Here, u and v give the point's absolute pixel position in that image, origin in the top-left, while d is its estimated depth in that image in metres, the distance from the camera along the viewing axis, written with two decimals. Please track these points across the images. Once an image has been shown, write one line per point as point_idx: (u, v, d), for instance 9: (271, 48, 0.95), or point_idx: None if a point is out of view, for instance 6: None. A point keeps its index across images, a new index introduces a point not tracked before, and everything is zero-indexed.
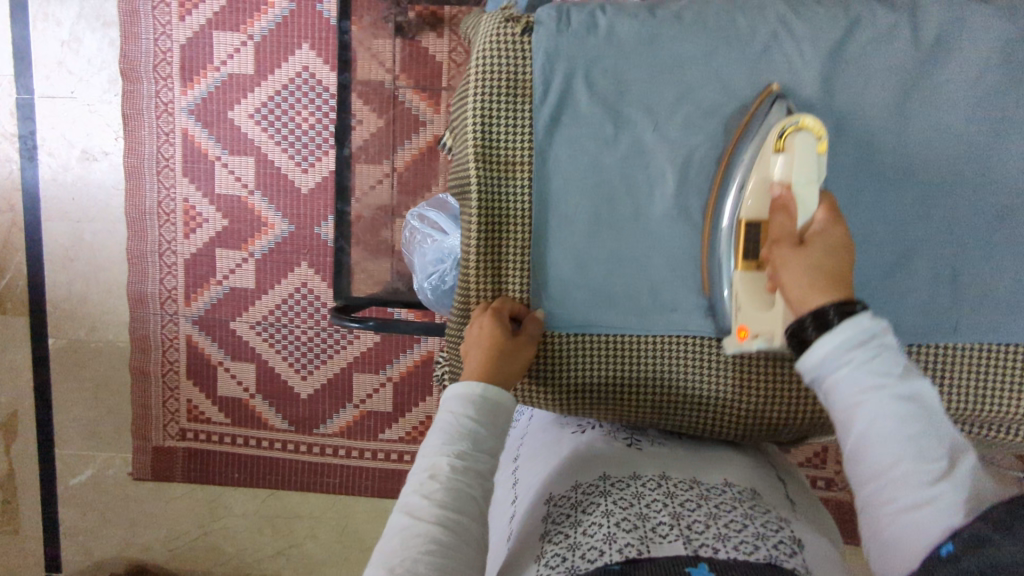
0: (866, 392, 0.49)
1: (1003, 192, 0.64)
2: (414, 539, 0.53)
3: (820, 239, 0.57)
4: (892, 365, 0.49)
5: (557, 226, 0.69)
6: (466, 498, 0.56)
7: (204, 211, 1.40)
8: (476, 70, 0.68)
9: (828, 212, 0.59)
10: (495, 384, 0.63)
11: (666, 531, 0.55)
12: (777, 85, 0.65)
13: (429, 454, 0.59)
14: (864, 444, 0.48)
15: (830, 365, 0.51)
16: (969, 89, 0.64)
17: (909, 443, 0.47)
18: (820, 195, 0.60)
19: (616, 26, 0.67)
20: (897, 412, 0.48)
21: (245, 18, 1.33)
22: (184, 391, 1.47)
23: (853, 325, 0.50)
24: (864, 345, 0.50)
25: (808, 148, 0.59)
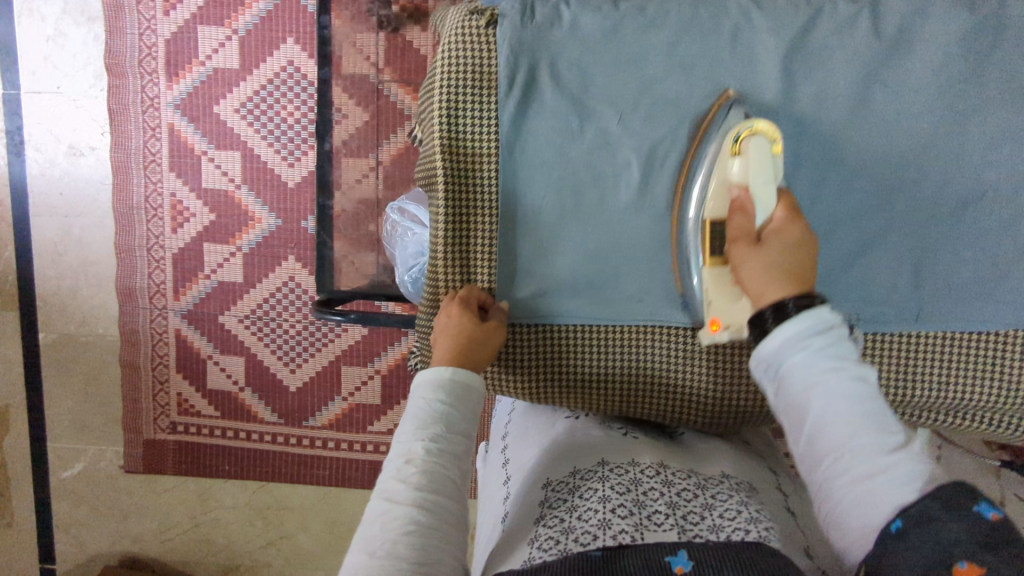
0: (822, 370, 0.50)
1: (964, 182, 0.65)
2: (393, 521, 0.53)
3: (778, 236, 0.60)
4: (845, 352, 0.51)
5: (523, 217, 0.69)
6: (441, 480, 0.57)
7: (191, 206, 1.41)
8: (442, 63, 0.68)
9: (785, 211, 0.61)
10: (462, 369, 0.64)
11: (662, 520, 0.53)
12: (733, 89, 0.66)
13: (404, 442, 0.59)
14: (825, 420, 0.49)
15: (785, 349, 0.52)
16: (930, 79, 0.64)
17: (864, 420, 0.48)
18: (777, 193, 0.62)
19: (579, 19, 0.67)
20: (852, 393, 0.49)
21: (229, 13, 1.33)
22: (173, 385, 1.48)
23: (809, 316, 0.52)
24: (820, 335, 0.52)
25: (762, 151, 0.61)
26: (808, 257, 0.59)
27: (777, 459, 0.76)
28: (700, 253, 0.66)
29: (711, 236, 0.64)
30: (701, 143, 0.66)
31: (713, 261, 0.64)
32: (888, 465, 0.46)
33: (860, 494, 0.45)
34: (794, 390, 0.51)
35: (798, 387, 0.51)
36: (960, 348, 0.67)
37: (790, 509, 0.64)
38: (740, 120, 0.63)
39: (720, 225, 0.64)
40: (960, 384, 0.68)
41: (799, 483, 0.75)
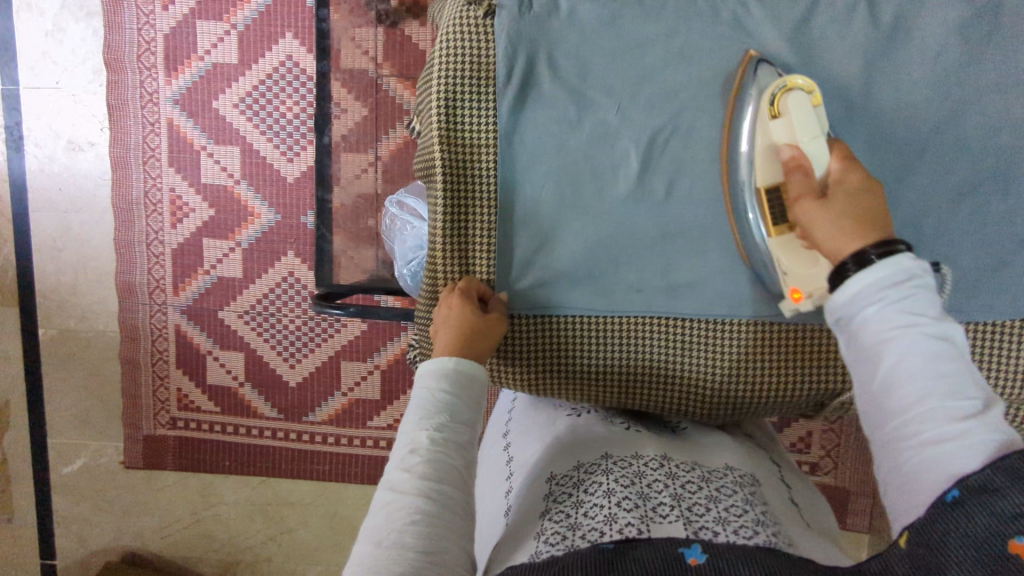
0: (903, 325, 0.48)
1: (963, 172, 0.65)
2: (398, 512, 0.54)
3: (843, 185, 0.57)
4: (930, 308, 0.49)
5: (522, 207, 0.69)
6: (446, 469, 0.57)
7: (190, 201, 1.41)
8: (441, 54, 0.68)
9: (841, 160, 0.59)
10: (465, 359, 0.64)
11: (667, 512, 0.53)
12: (754, 51, 0.65)
13: (408, 431, 0.59)
14: (900, 374, 0.47)
15: (862, 300, 0.50)
16: (928, 69, 0.64)
17: (943, 376, 0.46)
18: (830, 146, 0.60)
19: (577, 10, 0.68)
20: (933, 352, 0.46)
21: (228, 7, 1.33)
22: (173, 380, 1.48)
23: (890, 267, 0.50)
24: (901, 286, 0.49)
25: (803, 106, 0.60)
26: (876, 204, 0.57)
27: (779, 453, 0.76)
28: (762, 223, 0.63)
29: (771, 202, 0.62)
30: (735, 114, 0.65)
31: (777, 228, 0.61)
32: (964, 429, 0.43)
33: (927, 452, 0.44)
34: (868, 344, 0.49)
35: (872, 341, 0.49)
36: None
37: (792, 503, 0.64)
38: (771, 81, 0.62)
39: (777, 188, 0.61)
40: None
41: (802, 477, 0.75)
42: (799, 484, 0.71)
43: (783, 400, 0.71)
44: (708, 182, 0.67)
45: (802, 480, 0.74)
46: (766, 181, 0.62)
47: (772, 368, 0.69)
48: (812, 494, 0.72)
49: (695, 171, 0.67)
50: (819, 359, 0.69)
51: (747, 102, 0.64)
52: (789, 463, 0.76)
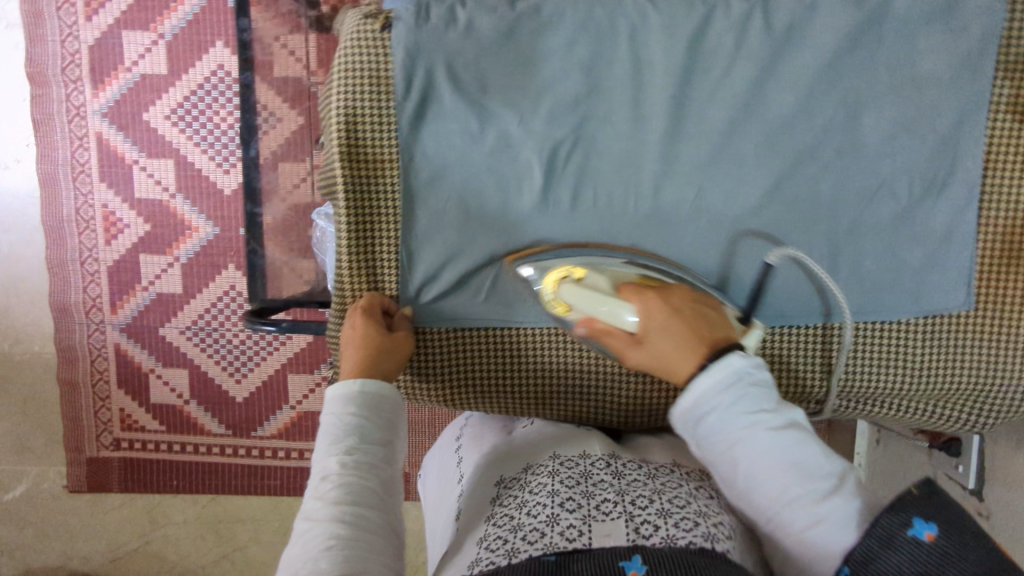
0: (740, 423, 0.51)
1: (858, 174, 0.66)
2: (314, 540, 0.52)
3: (657, 332, 0.59)
4: (760, 396, 0.52)
5: (427, 220, 0.69)
6: (361, 491, 0.56)
7: (124, 217, 1.37)
8: (338, 68, 0.67)
9: (640, 304, 0.60)
10: (372, 378, 0.63)
11: (610, 509, 0.53)
12: (505, 255, 0.69)
13: (319, 461, 0.58)
14: (753, 469, 0.50)
15: (701, 413, 0.53)
16: (822, 71, 0.65)
17: (793, 467, 0.49)
18: (625, 291, 0.62)
19: (475, 20, 0.66)
20: (775, 439, 0.50)
21: (155, 16, 1.30)
22: (116, 401, 1.43)
23: (723, 371, 0.53)
24: (730, 389, 0.52)
25: (578, 290, 0.62)
26: (684, 312, 0.59)
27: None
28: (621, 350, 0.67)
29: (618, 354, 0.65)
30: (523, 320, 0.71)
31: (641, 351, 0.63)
32: (822, 509, 0.47)
33: (804, 539, 0.48)
34: (715, 451, 0.52)
35: (718, 449, 0.52)
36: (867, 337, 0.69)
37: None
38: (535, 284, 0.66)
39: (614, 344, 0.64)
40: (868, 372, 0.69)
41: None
42: None
43: None
44: (612, 193, 0.68)
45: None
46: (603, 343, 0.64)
47: None
48: None
49: (598, 183, 0.68)
50: None
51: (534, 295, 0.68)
52: None
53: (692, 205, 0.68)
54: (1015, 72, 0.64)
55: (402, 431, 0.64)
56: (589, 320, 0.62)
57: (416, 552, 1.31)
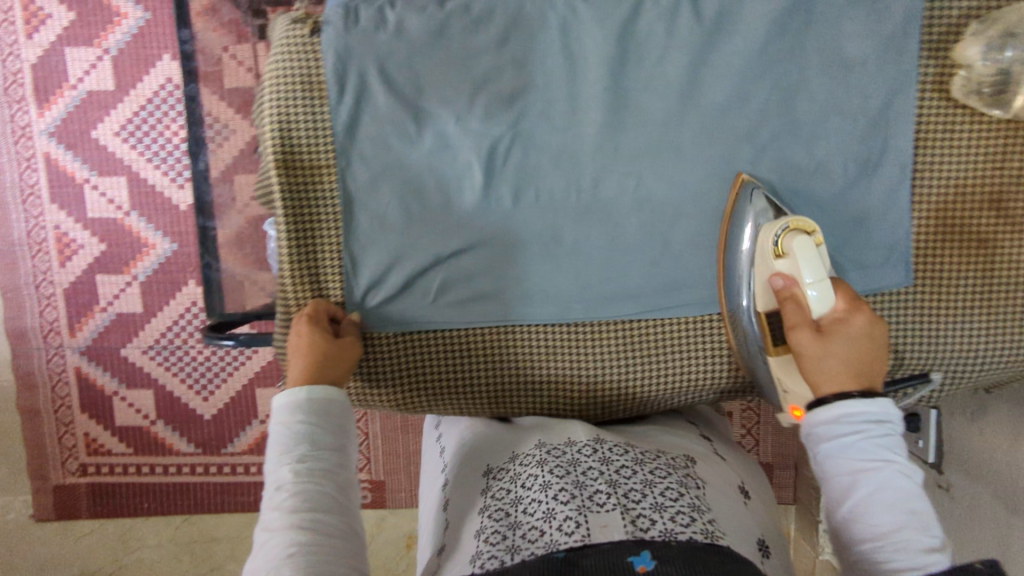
0: (869, 458, 0.49)
1: (795, 158, 0.67)
2: (274, 551, 0.51)
3: (845, 330, 0.55)
4: (896, 443, 0.50)
5: (369, 224, 0.68)
6: (317, 497, 0.55)
7: (78, 237, 1.33)
8: (270, 75, 0.66)
9: (848, 303, 0.57)
10: (317, 384, 0.61)
11: (603, 500, 0.52)
12: (746, 174, 0.67)
13: (271, 471, 0.56)
14: (866, 504, 0.48)
15: (833, 430, 0.51)
16: (752, 58, 0.65)
17: (907, 513, 0.47)
18: (838, 285, 0.59)
19: (405, 21, 0.65)
20: (896, 484, 0.48)
21: (98, 32, 1.27)
22: (79, 425, 1.39)
23: (870, 406, 0.50)
24: (873, 425, 0.50)
25: (808, 245, 0.59)
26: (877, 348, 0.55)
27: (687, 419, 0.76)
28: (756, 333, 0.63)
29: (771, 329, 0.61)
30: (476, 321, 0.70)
31: (777, 351, 0.61)
32: (925, 556, 0.45)
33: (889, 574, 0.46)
34: (835, 475, 0.50)
35: (841, 473, 0.50)
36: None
37: (735, 479, 0.64)
38: (763, 212, 0.64)
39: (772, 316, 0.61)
40: None
41: (736, 448, 0.75)
42: (733, 455, 0.71)
43: (650, 393, 0.72)
44: (553, 188, 0.68)
45: (737, 451, 0.74)
46: (767, 310, 0.61)
47: (638, 363, 0.71)
48: (754, 465, 0.73)
49: (540, 178, 0.68)
50: (684, 346, 0.71)
51: (746, 228, 0.65)
52: (721, 435, 0.76)
53: (634, 196, 0.68)
54: (940, 51, 0.65)
55: (353, 431, 0.62)
56: (791, 276, 0.59)
57: (397, 559, 1.29)
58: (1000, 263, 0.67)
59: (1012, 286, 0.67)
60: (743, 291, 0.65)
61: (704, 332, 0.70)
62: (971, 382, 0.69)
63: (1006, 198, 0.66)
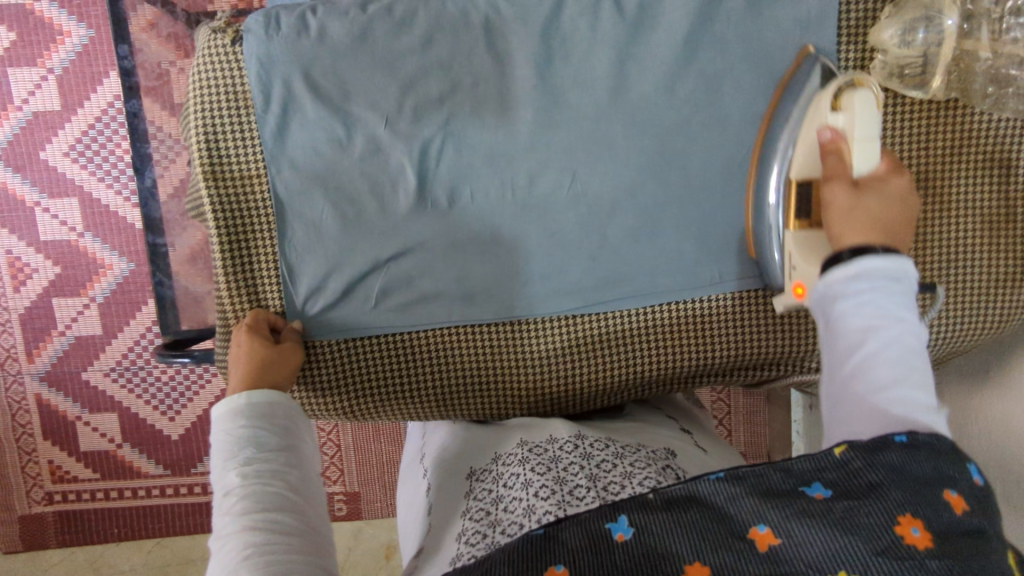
0: (886, 316, 0.45)
1: (727, 145, 0.67)
2: (228, 557, 0.50)
3: (875, 189, 0.57)
4: (912, 307, 0.46)
5: (305, 232, 0.67)
6: (268, 498, 0.54)
7: (31, 261, 1.30)
8: (194, 86, 0.65)
9: (882, 170, 0.59)
10: (259, 389, 0.60)
11: (583, 493, 0.52)
12: (812, 47, 0.65)
13: (218, 479, 0.55)
14: (873, 361, 0.44)
15: (852, 287, 0.47)
16: (677, 49, 0.66)
17: (912, 375, 0.44)
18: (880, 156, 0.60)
19: (327, 26, 0.65)
20: (907, 345, 0.45)
21: (41, 51, 1.24)
22: (43, 453, 1.36)
23: (891, 266, 0.47)
24: (893, 285, 0.47)
25: (868, 105, 0.59)
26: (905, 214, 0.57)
27: (655, 410, 0.75)
28: (781, 215, 0.63)
29: (798, 200, 0.62)
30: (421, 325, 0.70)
31: (797, 222, 0.61)
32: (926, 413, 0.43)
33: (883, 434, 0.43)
34: (843, 333, 0.46)
35: (851, 330, 0.46)
36: (744, 304, 0.70)
37: (717, 471, 0.64)
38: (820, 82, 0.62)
39: (807, 184, 0.61)
40: (748, 337, 0.71)
41: (713, 438, 0.74)
42: (710, 443, 0.71)
43: (599, 386, 0.72)
44: (488, 187, 0.68)
45: (717, 443, 0.73)
46: (803, 174, 0.61)
47: (585, 356, 0.71)
48: (732, 452, 0.73)
49: (475, 178, 0.67)
50: (629, 336, 0.71)
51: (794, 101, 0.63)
52: (699, 426, 0.75)
53: (570, 191, 0.68)
54: (859, 34, 0.66)
55: (303, 432, 0.62)
56: (841, 132, 0.59)
57: (375, 569, 1.27)
58: (929, 240, 0.68)
59: (941, 262, 0.68)
60: (779, 156, 0.63)
61: (648, 320, 0.71)
62: None
63: (930, 176, 0.67)
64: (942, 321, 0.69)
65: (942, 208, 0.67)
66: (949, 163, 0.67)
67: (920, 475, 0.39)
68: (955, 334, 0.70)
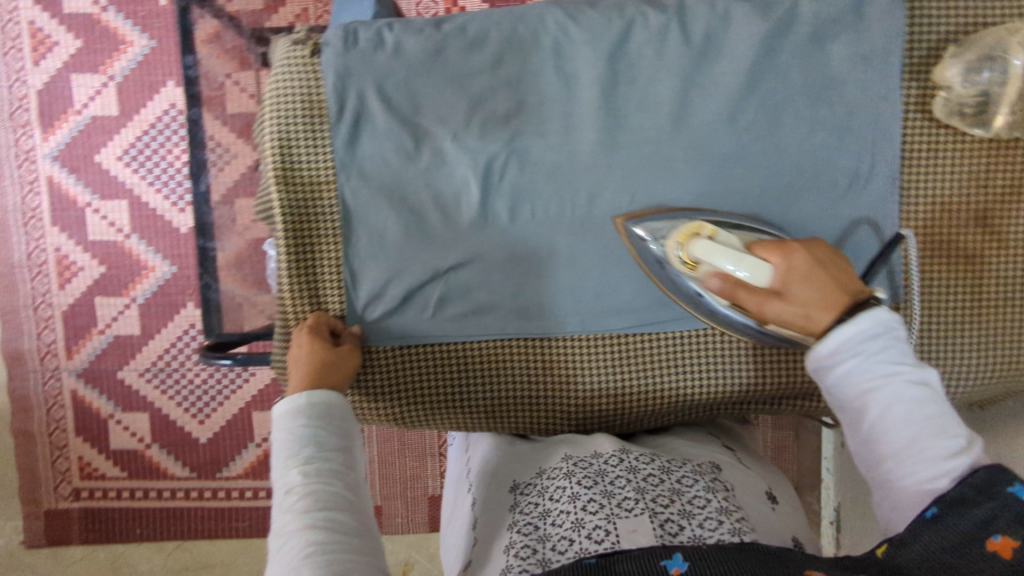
0: (882, 374, 0.48)
1: (787, 172, 0.68)
2: (290, 553, 0.51)
3: (795, 279, 0.55)
4: (903, 355, 0.49)
5: (368, 239, 0.69)
6: (329, 497, 0.55)
7: (78, 259, 1.33)
8: (272, 94, 0.68)
9: (778, 254, 0.56)
10: (321, 389, 0.62)
11: (632, 505, 0.53)
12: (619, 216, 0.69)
13: (279, 475, 0.57)
14: (884, 424, 0.47)
15: (837, 356, 0.50)
16: (739, 77, 0.67)
17: (927, 425, 0.46)
18: (759, 250, 0.57)
19: (402, 42, 0.68)
20: (910, 394, 0.47)
21: (104, 59, 1.29)
22: (74, 449, 1.37)
23: (870, 318, 0.50)
24: (877, 338, 0.49)
25: (706, 244, 0.58)
26: (827, 267, 0.55)
27: (701, 430, 0.75)
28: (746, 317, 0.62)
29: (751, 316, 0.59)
30: (474, 335, 0.71)
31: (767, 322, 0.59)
32: (956, 454, 0.45)
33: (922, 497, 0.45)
34: (850, 404, 0.49)
35: (855, 402, 0.49)
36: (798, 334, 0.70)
37: (762, 487, 0.64)
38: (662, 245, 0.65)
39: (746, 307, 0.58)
40: (800, 362, 0.71)
41: (761, 461, 0.73)
42: (758, 466, 0.70)
43: (648, 407, 0.73)
44: (548, 202, 0.69)
45: (764, 464, 0.72)
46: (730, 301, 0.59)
47: (634, 377, 0.72)
48: (776, 471, 0.72)
49: (535, 194, 0.69)
50: (680, 359, 0.71)
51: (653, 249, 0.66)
52: (746, 446, 0.75)
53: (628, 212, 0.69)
54: (922, 72, 0.67)
55: (358, 436, 0.62)
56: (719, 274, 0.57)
57: None
58: (986, 277, 0.68)
59: (1000, 301, 0.68)
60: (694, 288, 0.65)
61: (699, 343, 0.71)
62: (965, 394, 0.70)
63: (989, 214, 0.68)
64: (999, 359, 0.69)
65: (1000, 247, 0.68)
66: (1008, 201, 0.68)
67: (954, 542, 0.41)
68: (1012, 372, 0.69)
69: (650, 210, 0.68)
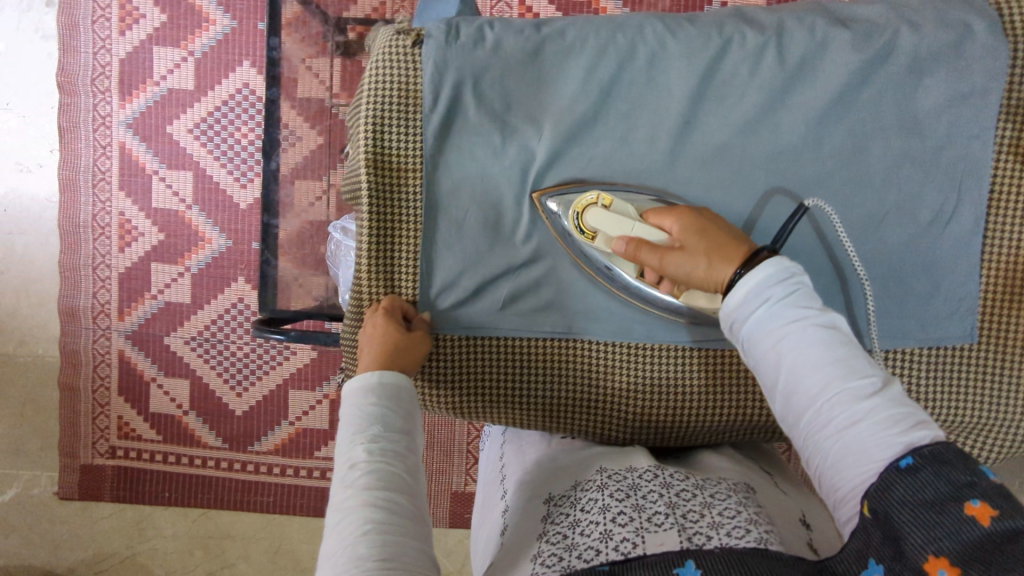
0: (789, 320, 0.50)
1: (869, 202, 0.68)
2: (350, 528, 0.52)
3: (687, 233, 0.59)
4: (805, 299, 0.51)
5: (447, 229, 0.71)
6: (390, 478, 0.56)
7: (140, 226, 1.37)
8: (370, 80, 0.69)
9: (671, 216, 0.61)
10: (391, 370, 0.64)
11: (662, 520, 0.53)
12: (535, 193, 0.69)
13: (344, 450, 0.58)
14: (794, 371, 0.48)
15: (745, 306, 0.52)
16: (832, 104, 0.68)
17: (837, 366, 0.47)
18: (655, 215, 0.63)
19: (502, 41, 0.69)
20: (817, 338, 0.48)
21: (186, 35, 1.33)
22: (114, 408, 1.40)
23: (774, 265, 0.52)
24: (781, 284, 0.51)
25: (603, 212, 0.64)
26: (717, 222, 0.60)
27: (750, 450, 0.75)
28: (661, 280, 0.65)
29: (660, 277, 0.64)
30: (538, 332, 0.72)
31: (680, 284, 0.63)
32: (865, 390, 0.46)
33: (847, 441, 0.45)
34: (760, 354, 0.51)
35: (764, 350, 0.50)
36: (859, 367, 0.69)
37: (795, 511, 0.63)
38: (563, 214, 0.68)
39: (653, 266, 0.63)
40: None
41: (799, 486, 0.72)
42: (797, 491, 0.70)
43: (701, 423, 0.73)
44: None
45: (801, 489, 0.72)
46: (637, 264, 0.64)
47: (691, 391, 0.72)
48: (814, 499, 0.71)
49: None
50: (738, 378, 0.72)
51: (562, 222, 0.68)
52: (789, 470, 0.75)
53: None
54: (1017, 116, 0.68)
55: (421, 421, 0.63)
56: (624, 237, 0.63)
57: None
58: None
59: None
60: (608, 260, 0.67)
61: None
62: None
63: None
64: None
65: None
66: None
67: (931, 498, 0.40)
68: None
69: (566, 184, 0.69)
